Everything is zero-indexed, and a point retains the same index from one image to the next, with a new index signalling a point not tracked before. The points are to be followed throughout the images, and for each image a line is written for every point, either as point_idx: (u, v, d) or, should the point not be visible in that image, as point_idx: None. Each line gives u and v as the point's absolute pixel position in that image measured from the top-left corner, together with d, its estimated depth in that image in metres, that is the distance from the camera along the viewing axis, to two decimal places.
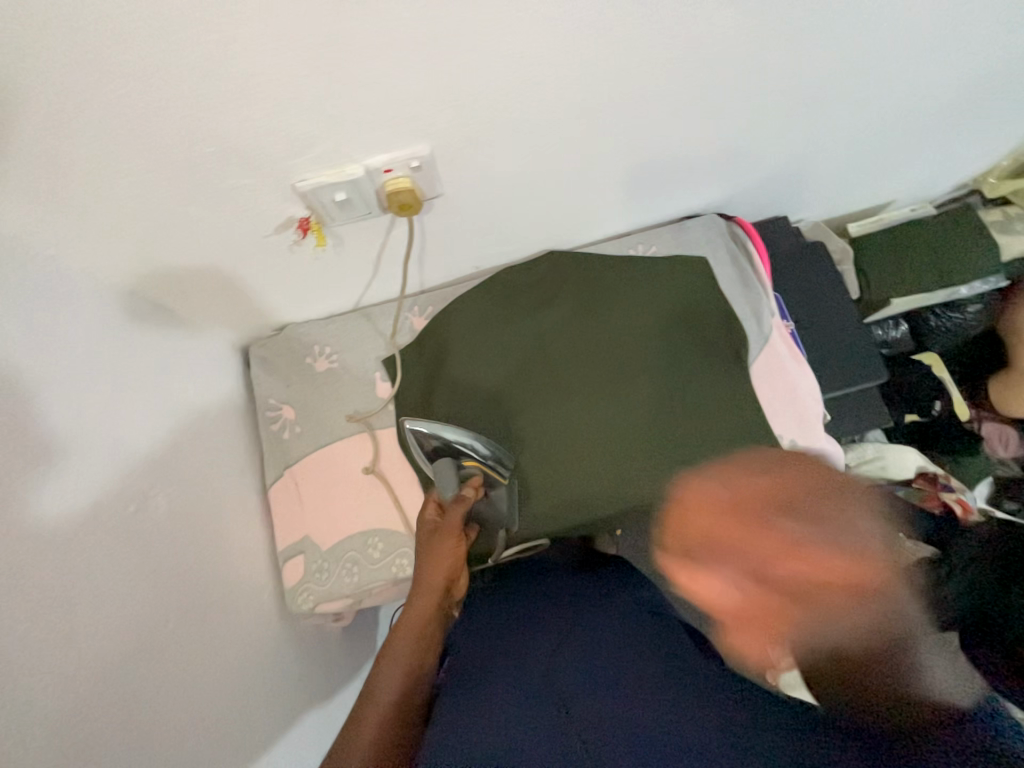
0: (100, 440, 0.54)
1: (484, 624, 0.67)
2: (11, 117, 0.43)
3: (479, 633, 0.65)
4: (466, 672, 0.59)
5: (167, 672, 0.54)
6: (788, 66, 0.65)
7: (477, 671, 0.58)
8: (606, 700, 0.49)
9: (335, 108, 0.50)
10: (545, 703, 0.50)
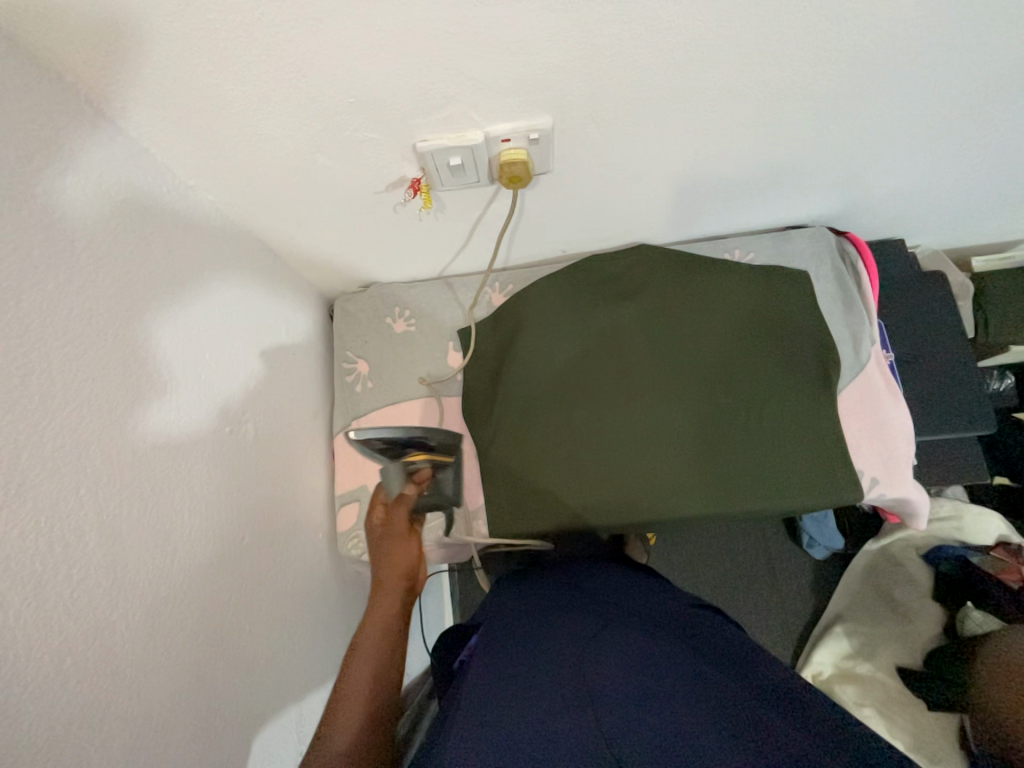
0: (209, 367, 0.59)
1: (518, 613, 0.67)
2: (181, 53, 0.46)
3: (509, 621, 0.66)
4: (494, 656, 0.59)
5: (240, 585, 0.58)
6: (963, 75, 0.58)
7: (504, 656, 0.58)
8: (635, 686, 0.48)
9: (471, 71, 0.50)
10: (569, 687, 0.50)
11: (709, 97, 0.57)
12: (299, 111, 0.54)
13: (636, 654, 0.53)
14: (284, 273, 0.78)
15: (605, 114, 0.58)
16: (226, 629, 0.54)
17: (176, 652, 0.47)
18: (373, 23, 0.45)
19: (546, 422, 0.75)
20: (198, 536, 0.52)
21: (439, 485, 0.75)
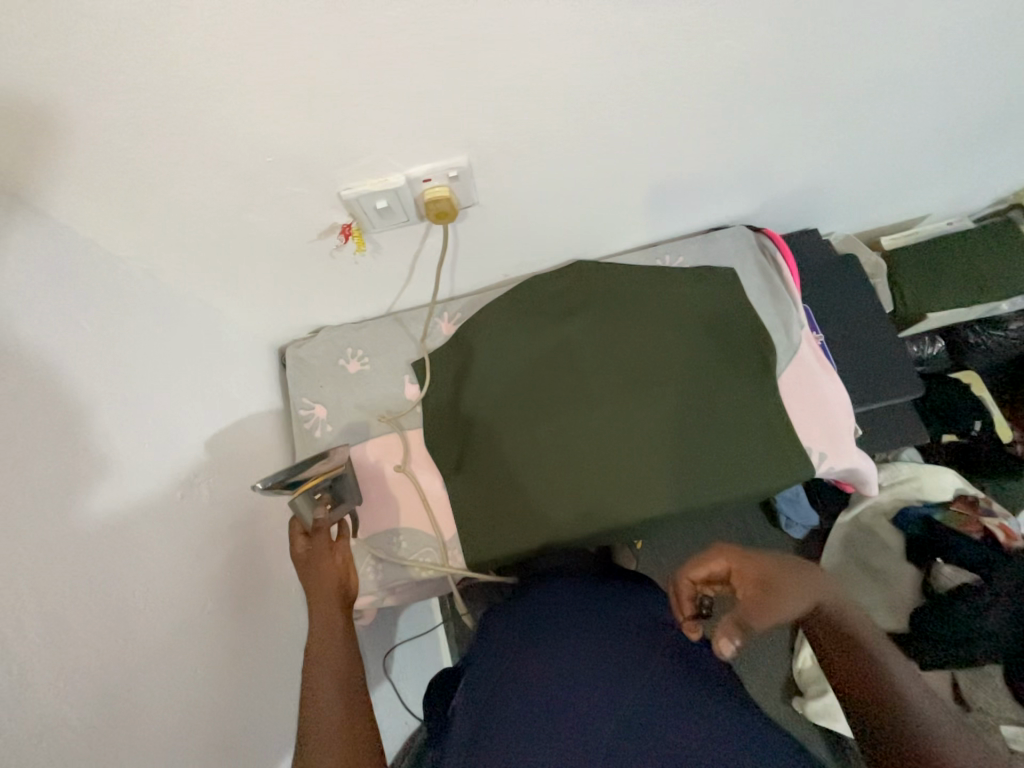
0: (155, 431, 0.58)
1: (497, 639, 0.70)
2: (87, 125, 0.46)
3: (494, 643, 0.70)
4: (480, 684, 0.64)
5: (207, 654, 0.56)
6: (828, 79, 0.65)
7: (490, 685, 0.62)
8: (606, 708, 0.53)
9: (386, 119, 0.54)
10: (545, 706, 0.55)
11: (612, 121, 0.63)
12: (218, 171, 0.55)
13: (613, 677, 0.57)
14: (229, 328, 0.78)
15: (517, 146, 0.62)
16: (193, 702, 0.52)
17: (134, 741, 0.45)
18: (283, 84, 0.48)
19: (507, 442, 0.76)
20: (155, 608, 0.51)
21: (338, 490, 0.73)
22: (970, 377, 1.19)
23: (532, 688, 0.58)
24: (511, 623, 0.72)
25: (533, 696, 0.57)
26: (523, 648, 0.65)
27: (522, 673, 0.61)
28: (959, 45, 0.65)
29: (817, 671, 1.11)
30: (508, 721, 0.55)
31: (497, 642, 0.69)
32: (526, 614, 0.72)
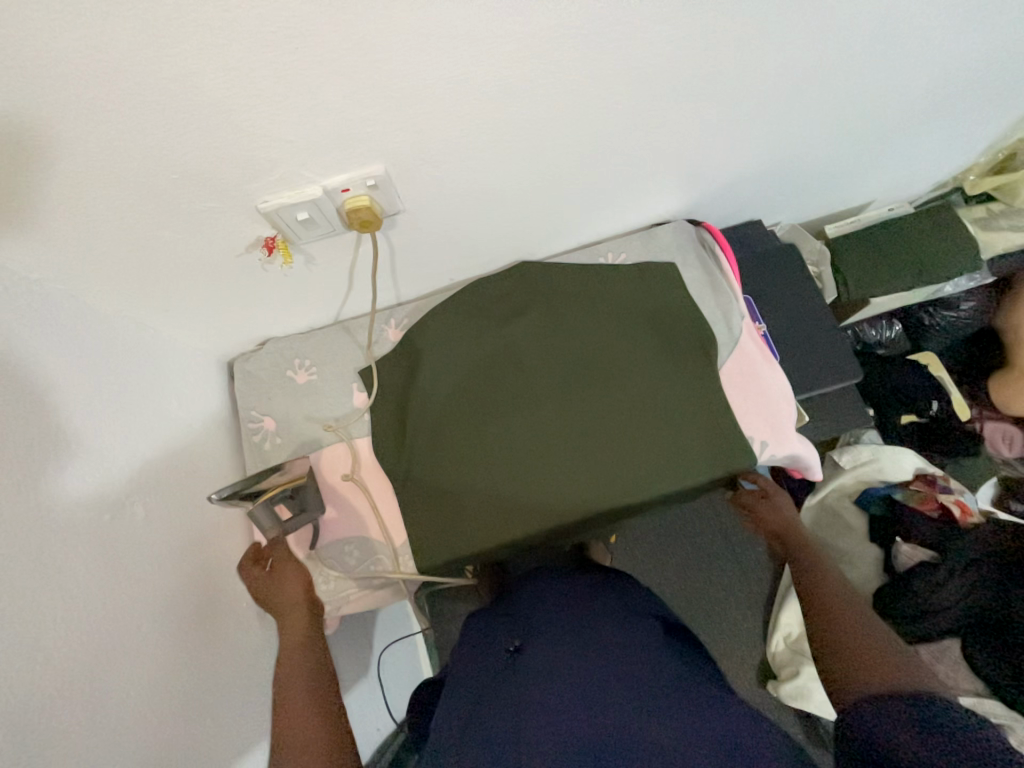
0: (83, 452, 0.57)
1: (472, 643, 0.71)
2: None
3: (471, 638, 0.72)
4: (459, 678, 0.66)
5: (139, 675, 0.55)
6: (745, 75, 0.66)
7: (471, 682, 0.64)
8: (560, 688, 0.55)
9: (296, 133, 0.54)
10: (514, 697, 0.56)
11: (533, 126, 0.63)
12: (128, 189, 0.55)
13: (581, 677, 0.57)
14: (169, 345, 0.77)
15: (437, 153, 0.63)
16: (127, 724, 0.52)
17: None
18: (182, 103, 0.48)
19: (455, 445, 0.77)
20: (79, 631, 0.51)
21: (304, 501, 0.75)
22: (925, 357, 1.21)
23: (496, 703, 0.57)
24: (484, 624, 0.73)
25: (504, 706, 0.56)
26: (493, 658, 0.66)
27: (487, 688, 0.61)
28: (866, 40, 0.66)
29: (790, 654, 1.12)
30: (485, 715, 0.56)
31: (474, 643, 0.70)
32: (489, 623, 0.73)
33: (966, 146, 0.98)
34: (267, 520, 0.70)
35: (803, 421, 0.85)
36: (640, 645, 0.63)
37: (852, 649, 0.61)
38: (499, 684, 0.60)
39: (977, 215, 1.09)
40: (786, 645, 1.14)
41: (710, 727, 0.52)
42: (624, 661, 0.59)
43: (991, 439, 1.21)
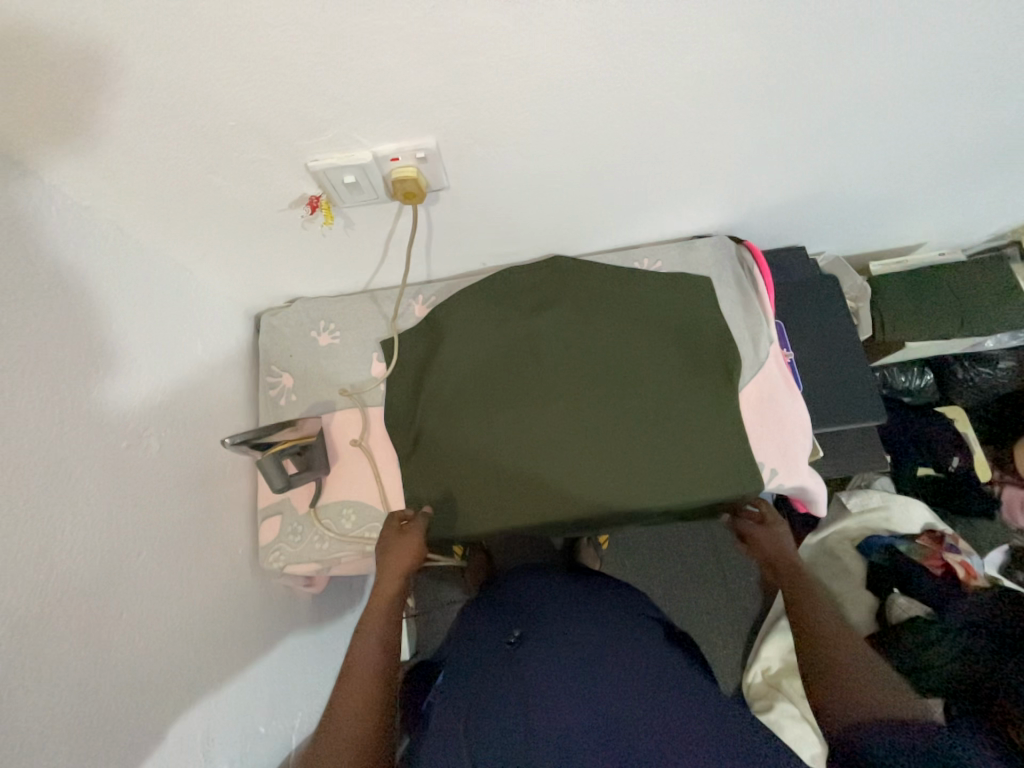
0: (107, 379, 0.59)
1: (467, 642, 0.77)
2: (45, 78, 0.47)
3: (468, 634, 0.79)
4: (459, 671, 0.73)
5: (132, 598, 0.58)
6: (810, 96, 0.64)
7: (467, 675, 0.70)
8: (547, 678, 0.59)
9: (351, 97, 0.55)
10: (507, 690, 0.60)
11: (587, 119, 0.63)
12: (184, 131, 0.56)
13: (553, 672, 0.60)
14: (202, 290, 0.79)
15: (487, 134, 0.62)
16: (114, 642, 0.54)
17: (39, 670, 0.47)
18: (247, 53, 0.49)
19: (466, 428, 0.77)
20: (84, 548, 0.53)
21: (310, 459, 0.76)
22: (953, 411, 1.18)
23: (494, 691, 0.62)
24: (480, 621, 0.79)
25: (485, 707, 0.60)
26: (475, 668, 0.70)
27: (481, 683, 0.66)
28: (944, 75, 0.64)
29: (766, 688, 1.09)
30: (481, 703, 0.62)
31: (472, 643, 0.76)
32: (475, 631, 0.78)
33: None
34: (274, 471, 0.71)
35: (816, 456, 0.83)
36: (625, 639, 0.66)
37: (828, 670, 0.63)
38: (495, 675, 0.65)
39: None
40: (763, 678, 1.11)
41: (680, 728, 0.53)
42: (607, 651, 0.63)
43: (1008, 503, 1.17)
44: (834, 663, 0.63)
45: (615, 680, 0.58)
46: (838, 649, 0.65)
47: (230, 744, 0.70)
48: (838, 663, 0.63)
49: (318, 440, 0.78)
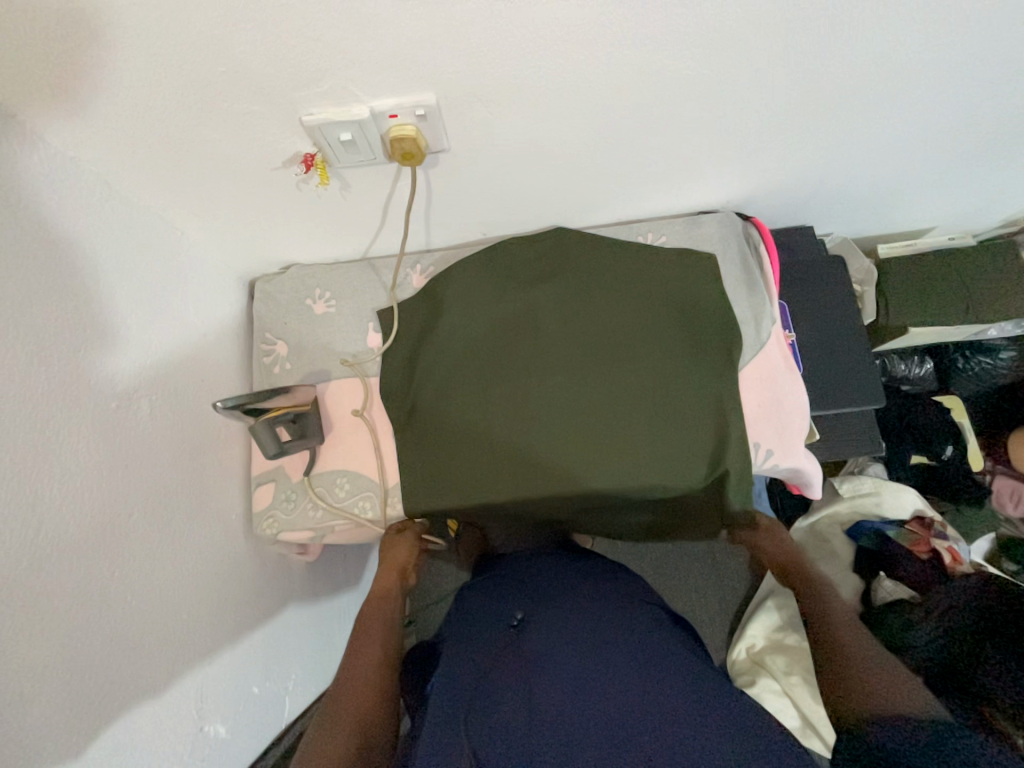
0: (95, 338, 0.58)
1: (466, 623, 0.79)
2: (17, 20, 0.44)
3: (467, 616, 0.81)
4: (456, 646, 0.75)
5: (124, 559, 0.58)
6: (827, 67, 0.62)
7: (466, 649, 0.72)
8: (552, 662, 0.60)
9: (345, 46, 0.52)
10: (517, 673, 0.61)
11: (595, 80, 0.60)
12: (171, 79, 0.54)
13: (559, 665, 0.60)
14: (194, 252, 0.77)
15: (490, 92, 0.60)
16: (108, 604, 0.55)
17: (29, 624, 0.47)
18: None
19: (465, 405, 0.76)
20: (74, 508, 0.53)
21: (304, 428, 0.76)
22: (951, 400, 1.17)
23: (500, 671, 0.63)
24: (480, 604, 0.81)
25: (492, 686, 0.61)
26: (475, 656, 0.69)
27: (484, 664, 0.67)
28: (972, 48, 0.60)
29: (749, 664, 1.10)
30: (491, 684, 0.62)
31: (471, 622, 0.78)
32: (475, 619, 0.78)
33: None
34: (268, 437, 0.70)
35: (812, 438, 0.83)
36: (623, 622, 0.68)
37: (850, 686, 0.62)
38: (498, 658, 0.66)
39: None
40: (748, 654, 1.12)
41: (668, 705, 0.54)
42: (608, 634, 0.65)
43: (997, 494, 1.17)
44: (854, 681, 0.62)
45: (616, 671, 0.59)
46: (863, 667, 0.64)
47: (224, 703, 0.72)
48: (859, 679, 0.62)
49: (312, 409, 0.77)
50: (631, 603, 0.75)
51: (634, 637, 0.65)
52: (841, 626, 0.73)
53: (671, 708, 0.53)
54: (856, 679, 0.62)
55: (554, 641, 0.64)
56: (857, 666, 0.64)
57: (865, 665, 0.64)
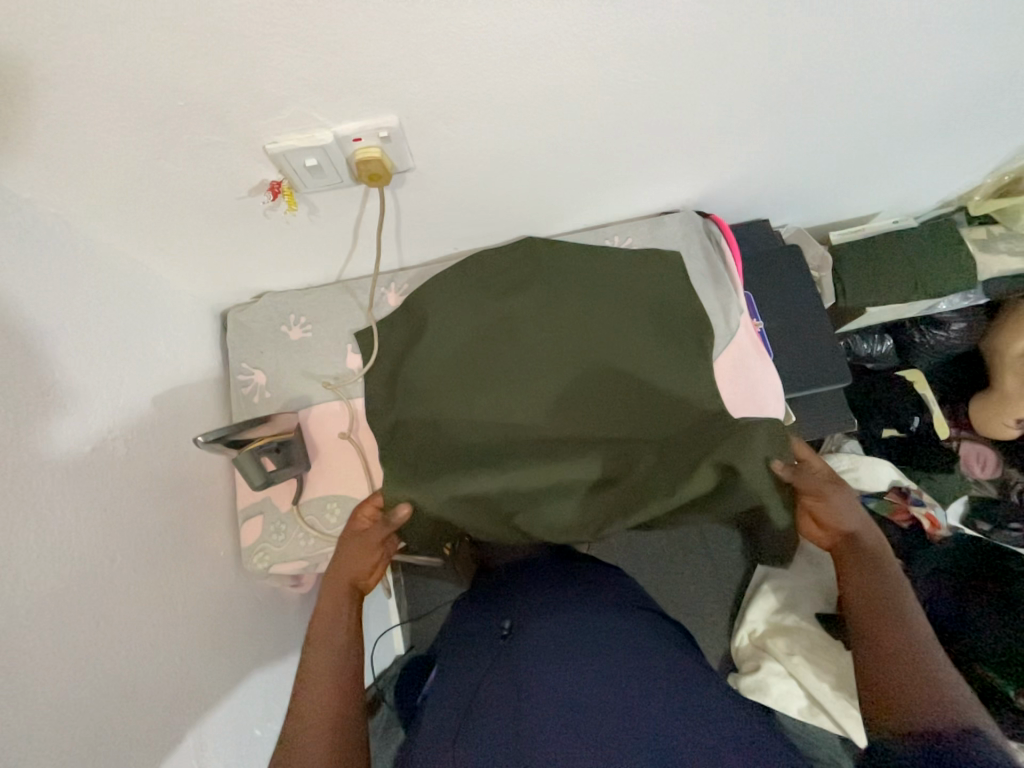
0: (62, 381, 0.56)
1: (460, 630, 0.79)
2: None
3: (460, 625, 0.81)
4: (451, 656, 0.75)
5: (109, 609, 0.55)
6: (764, 68, 0.66)
7: (460, 660, 0.73)
8: (548, 665, 0.61)
9: (304, 74, 0.53)
10: (508, 681, 0.61)
11: (550, 93, 0.62)
12: (128, 113, 0.53)
13: (550, 675, 0.60)
14: (161, 286, 0.76)
15: (451, 110, 0.61)
16: (96, 654, 0.53)
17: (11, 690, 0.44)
18: (191, 25, 0.47)
19: (459, 410, 0.76)
20: (52, 559, 0.51)
21: (288, 456, 0.75)
22: (912, 373, 1.23)
23: (495, 677, 0.64)
24: (476, 612, 0.81)
25: (487, 694, 0.62)
26: (470, 666, 0.70)
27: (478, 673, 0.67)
28: (893, 41, 0.65)
29: (753, 649, 1.13)
30: (483, 696, 0.62)
31: (466, 629, 0.78)
32: (466, 633, 0.77)
33: (979, 162, 0.98)
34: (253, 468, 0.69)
35: (790, 420, 0.86)
36: (612, 624, 0.70)
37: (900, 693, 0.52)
38: (491, 667, 0.66)
39: (976, 236, 1.09)
40: (750, 641, 1.15)
41: (664, 710, 0.55)
42: (599, 638, 0.66)
43: (965, 457, 1.26)
44: (913, 691, 0.51)
45: (606, 676, 0.60)
46: (926, 674, 0.52)
47: (226, 750, 0.69)
48: (917, 689, 0.51)
49: (295, 436, 0.76)
50: (622, 608, 0.75)
51: (624, 639, 0.67)
52: (893, 602, 0.58)
53: (665, 712, 0.55)
54: (912, 688, 0.51)
55: (547, 646, 0.65)
56: (920, 672, 0.52)
57: (925, 672, 0.52)
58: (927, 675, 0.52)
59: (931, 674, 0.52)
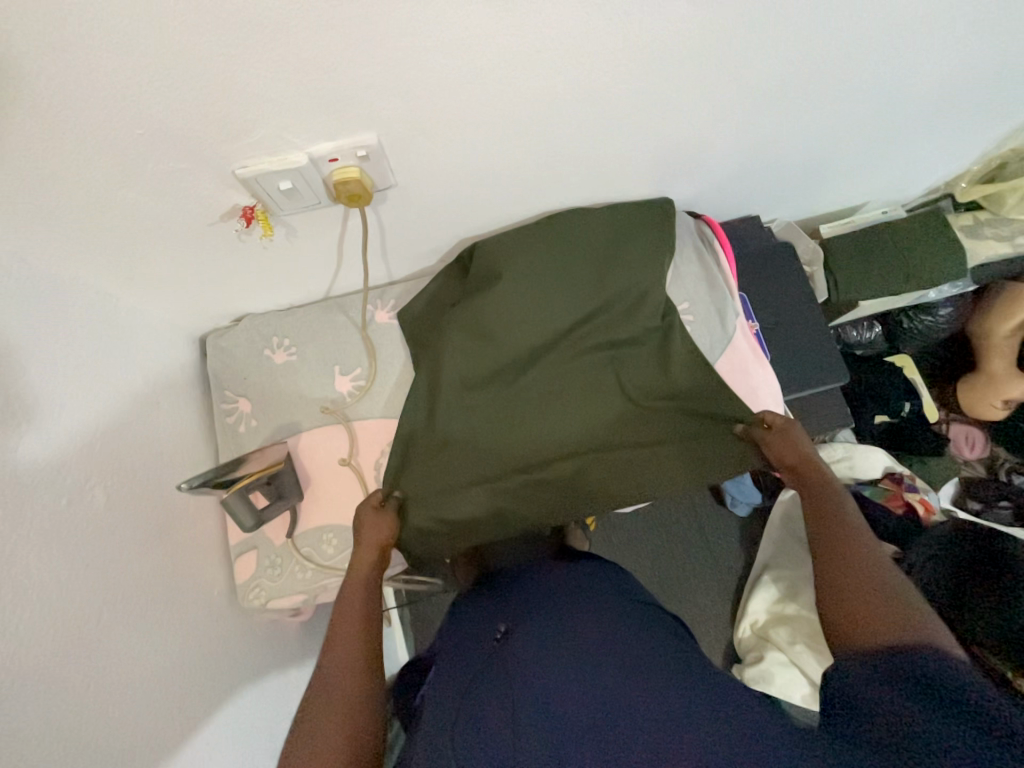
0: (32, 432, 0.53)
1: (456, 632, 0.76)
2: None
3: (455, 624, 0.78)
4: (444, 658, 0.72)
5: (105, 663, 0.53)
6: (746, 71, 0.64)
7: (454, 661, 0.70)
8: (543, 667, 0.59)
9: (270, 93, 0.49)
10: (502, 685, 0.59)
11: (535, 102, 0.60)
12: (83, 146, 0.50)
13: (546, 677, 0.58)
14: (136, 318, 0.73)
15: (430, 124, 0.58)
16: (94, 716, 0.51)
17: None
18: (146, 47, 0.43)
19: (459, 394, 0.72)
20: (38, 626, 0.48)
21: (280, 488, 0.73)
22: (902, 360, 1.24)
23: (487, 680, 0.62)
24: (473, 611, 0.78)
25: (480, 699, 0.59)
26: (464, 666, 0.67)
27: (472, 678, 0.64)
28: (878, 34, 0.64)
29: (755, 640, 1.14)
30: (478, 700, 0.59)
31: (465, 630, 0.75)
32: (462, 634, 0.75)
33: (966, 149, 0.97)
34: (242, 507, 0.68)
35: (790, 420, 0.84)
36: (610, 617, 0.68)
37: (864, 627, 0.52)
38: (486, 669, 0.64)
39: (963, 223, 1.09)
40: (752, 631, 1.16)
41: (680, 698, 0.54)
42: (598, 634, 0.65)
43: (955, 441, 1.27)
44: (876, 620, 0.51)
45: (607, 672, 0.58)
46: (886, 603, 0.52)
47: None
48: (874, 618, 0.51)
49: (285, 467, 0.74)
50: (625, 601, 0.74)
51: (634, 636, 0.65)
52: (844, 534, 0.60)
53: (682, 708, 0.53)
54: (872, 616, 0.52)
55: (542, 646, 0.63)
56: (891, 604, 0.52)
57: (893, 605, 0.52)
58: (878, 600, 0.53)
59: (897, 601, 0.52)
